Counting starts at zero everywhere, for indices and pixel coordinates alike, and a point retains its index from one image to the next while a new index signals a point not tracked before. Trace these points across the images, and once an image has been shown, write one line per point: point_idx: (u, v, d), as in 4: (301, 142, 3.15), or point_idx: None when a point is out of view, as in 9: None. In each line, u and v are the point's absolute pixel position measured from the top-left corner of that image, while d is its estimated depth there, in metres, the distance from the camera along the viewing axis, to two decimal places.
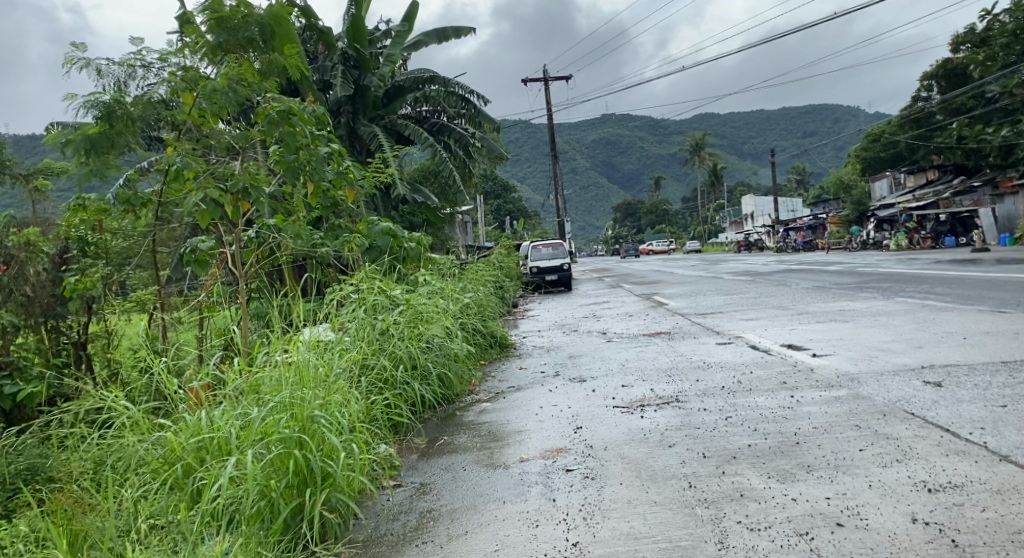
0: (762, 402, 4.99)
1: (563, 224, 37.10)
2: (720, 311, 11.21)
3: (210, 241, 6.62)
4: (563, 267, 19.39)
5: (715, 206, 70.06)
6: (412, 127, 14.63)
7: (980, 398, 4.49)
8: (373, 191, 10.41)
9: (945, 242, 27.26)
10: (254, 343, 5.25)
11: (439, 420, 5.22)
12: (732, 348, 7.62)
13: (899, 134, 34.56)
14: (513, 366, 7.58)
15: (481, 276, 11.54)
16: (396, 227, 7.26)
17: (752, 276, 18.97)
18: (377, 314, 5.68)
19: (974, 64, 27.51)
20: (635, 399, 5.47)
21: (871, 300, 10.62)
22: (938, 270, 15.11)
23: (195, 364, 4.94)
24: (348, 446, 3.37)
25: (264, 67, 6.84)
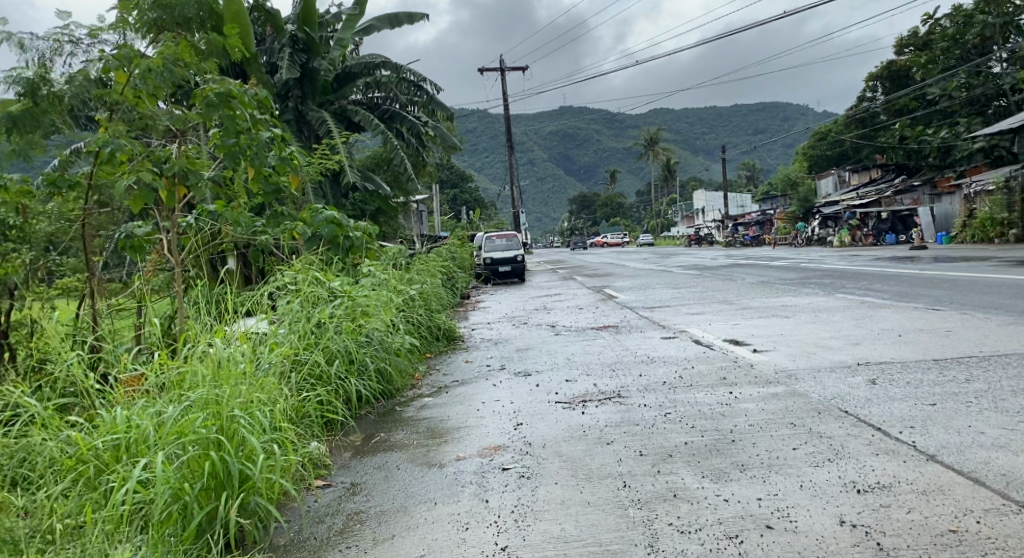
0: (702, 398, 5.00)
1: (518, 215, 37.06)
2: (668, 305, 11.29)
3: (143, 228, 6.39)
4: (516, 259, 19.34)
5: (669, 201, 70.84)
6: (363, 114, 14.37)
7: (911, 395, 4.56)
8: (319, 179, 10.19)
9: (886, 240, 27.97)
10: (186, 333, 5.07)
11: (376, 416, 5.13)
12: (676, 342, 7.67)
13: (845, 133, 35.35)
14: (458, 360, 7.50)
15: (431, 267, 11.41)
16: (339, 216, 7.11)
17: (702, 270, 19.20)
18: (315, 307, 5.56)
19: (917, 66, 28.24)
20: (578, 394, 5.43)
21: (813, 296, 10.81)
22: (880, 267, 15.47)
23: (121, 355, 4.75)
24: (270, 447, 3.27)
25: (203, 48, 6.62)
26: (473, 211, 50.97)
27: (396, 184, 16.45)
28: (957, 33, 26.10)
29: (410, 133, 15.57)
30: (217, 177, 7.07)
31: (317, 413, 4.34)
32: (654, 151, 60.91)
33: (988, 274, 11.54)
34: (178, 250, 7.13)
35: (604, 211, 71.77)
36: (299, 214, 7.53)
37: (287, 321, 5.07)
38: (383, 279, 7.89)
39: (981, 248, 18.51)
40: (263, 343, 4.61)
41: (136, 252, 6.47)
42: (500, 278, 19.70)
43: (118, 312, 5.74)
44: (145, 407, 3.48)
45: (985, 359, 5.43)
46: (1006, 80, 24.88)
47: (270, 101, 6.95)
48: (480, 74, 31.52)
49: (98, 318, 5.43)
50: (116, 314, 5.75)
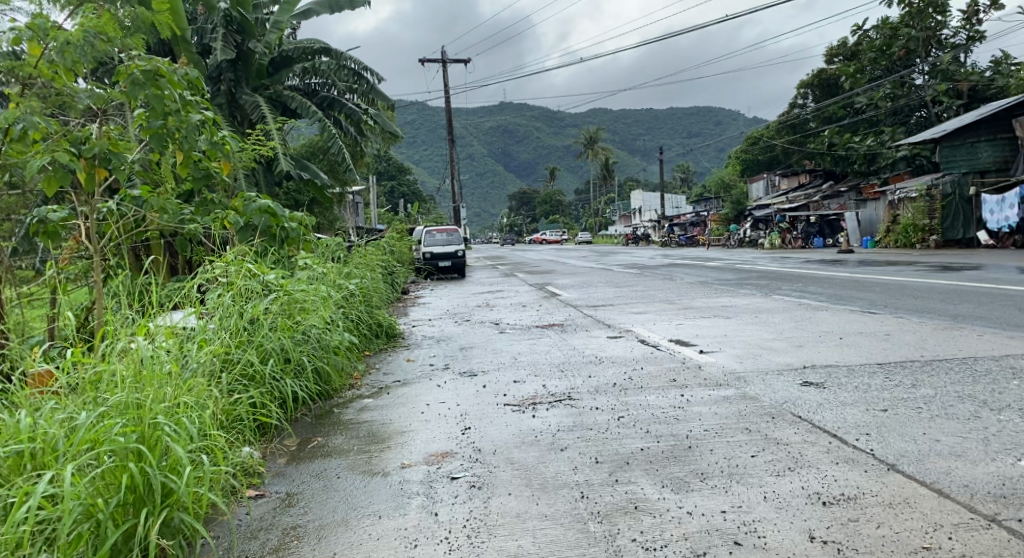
0: (654, 401, 4.88)
1: (457, 210, 36.66)
2: (610, 303, 11.23)
3: (60, 212, 5.93)
4: (456, 254, 19.05)
5: (606, 200, 71.43)
6: (299, 100, 13.88)
7: (862, 400, 4.52)
8: (252, 165, 9.73)
9: (814, 243, 28.37)
10: (105, 327, 4.70)
11: (312, 419, 4.83)
12: (622, 342, 7.57)
13: (778, 138, 36.20)
14: (399, 358, 7.22)
15: (370, 261, 11.10)
16: (275, 206, 6.76)
17: (641, 269, 19.30)
18: (250, 302, 5.23)
19: (845, 75, 28.94)
20: (526, 397, 5.24)
21: (751, 297, 10.89)
22: (812, 269, 15.78)
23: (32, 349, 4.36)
24: (197, 457, 2.98)
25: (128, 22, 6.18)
26: (410, 205, 50.33)
27: (334, 175, 15.99)
28: (884, 45, 26.96)
29: (349, 123, 15.14)
30: (142, 161, 6.64)
31: (250, 417, 4.05)
32: (593, 150, 61.33)
33: (916, 278, 11.84)
34: (98, 237, 6.66)
35: (542, 208, 71.92)
36: (232, 203, 7.14)
37: (218, 316, 4.74)
38: (321, 274, 7.55)
39: (906, 253, 19.11)
40: (191, 340, 4.28)
41: (51, 239, 5.99)
42: (440, 273, 19.39)
43: (30, 302, 5.29)
44: (54, 410, 3.13)
45: (927, 363, 5.45)
46: (929, 91, 25.79)
47: (202, 82, 6.54)
48: (421, 66, 30.99)
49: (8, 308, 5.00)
50: (27, 304, 5.31)
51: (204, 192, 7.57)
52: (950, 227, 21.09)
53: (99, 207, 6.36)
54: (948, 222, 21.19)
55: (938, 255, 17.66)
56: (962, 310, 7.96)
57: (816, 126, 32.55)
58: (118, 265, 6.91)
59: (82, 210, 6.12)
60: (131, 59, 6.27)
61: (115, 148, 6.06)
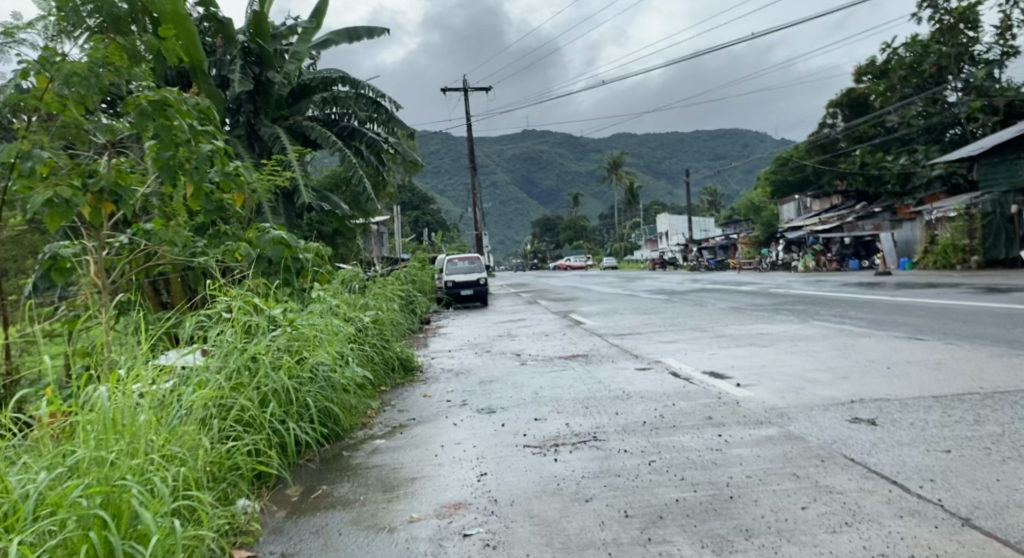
0: (689, 442, 4.47)
1: (481, 237, 36.35)
2: (638, 332, 10.79)
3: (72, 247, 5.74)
4: (480, 281, 18.69)
5: (632, 225, 70.91)
6: (320, 130, 13.69)
7: (921, 440, 4.06)
8: (268, 195, 9.51)
9: (849, 265, 27.90)
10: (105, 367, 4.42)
11: (319, 464, 4.50)
12: (651, 374, 7.15)
13: (806, 159, 35.59)
14: (415, 394, 6.85)
15: (390, 291, 10.85)
16: (288, 237, 6.49)
17: (669, 294, 18.83)
18: (254, 340, 4.94)
19: (875, 95, 28.41)
20: (548, 437, 4.86)
21: (787, 323, 10.40)
22: (848, 293, 15.19)
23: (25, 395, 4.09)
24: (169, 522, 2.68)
25: (135, 51, 5.99)
26: (435, 233, 50.16)
27: (357, 205, 15.80)
28: (914, 63, 26.40)
29: (370, 152, 14.99)
30: (155, 194, 6.43)
31: (247, 465, 3.73)
32: (617, 176, 60.99)
33: (961, 301, 11.27)
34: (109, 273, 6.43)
35: (567, 235, 71.37)
36: (245, 235, 6.91)
37: (217, 357, 4.45)
38: (335, 307, 7.26)
39: (945, 275, 18.41)
40: (186, 382, 4.00)
41: (61, 276, 5.74)
42: (464, 301, 19.09)
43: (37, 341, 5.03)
44: (22, 468, 2.87)
45: (988, 396, 4.96)
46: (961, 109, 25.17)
47: (214, 112, 6.33)
48: (444, 95, 30.91)
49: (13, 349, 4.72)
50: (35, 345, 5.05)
51: (217, 225, 7.35)
52: (991, 246, 20.53)
53: (111, 242, 6.16)
54: (989, 241, 20.59)
55: (980, 276, 16.97)
56: (1017, 335, 7.43)
57: (846, 146, 31.95)
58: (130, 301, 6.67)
59: (93, 244, 5.91)
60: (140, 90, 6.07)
61: (123, 181, 5.85)
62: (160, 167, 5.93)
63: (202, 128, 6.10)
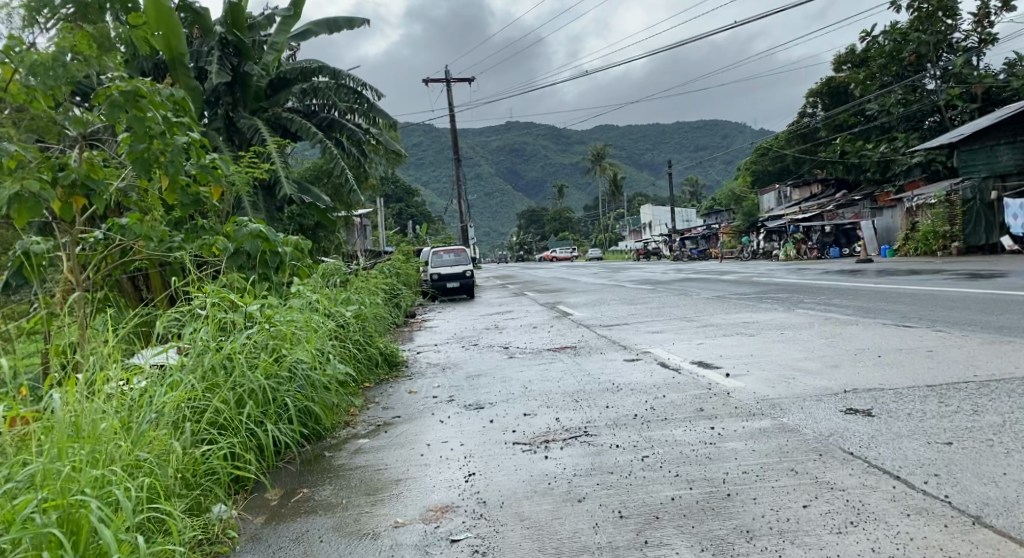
0: (683, 437, 4.33)
1: (465, 230, 36.08)
2: (624, 323, 10.67)
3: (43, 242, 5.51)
4: (464, 273, 18.49)
5: (614, 216, 70.89)
6: (300, 122, 13.40)
7: (920, 431, 3.95)
8: (247, 188, 9.27)
9: (831, 253, 28.00)
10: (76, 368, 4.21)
11: (300, 466, 4.33)
12: (640, 365, 7.03)
13: (788, 148, 35.64)
14: (399, 390, 6.68)
15: (374, 285, 10.67)
16: (267, 230, 6.27)
17: (654, 284, 18.75)
18: (232, 340, 4.75)
19: (855, 83, 28.44)
20: (538, 433, 4.71)
21: (774, 312, 10.32)
22: (832, 281, 15.16)
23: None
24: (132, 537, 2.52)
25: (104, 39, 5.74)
26: (418, 226, 49.78)
27: (339, 198, 15.57)
28: (894, 50, 26.44)
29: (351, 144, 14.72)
30: (128, 188, 6.20)
31: (223, 470, 3.55)
32: (600, 166, 60.86)
33: (945, 287, 11.25)
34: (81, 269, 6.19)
35: (551, 226, 71.25)
36: (223, 230, 6.69)
37: (192, 357, 4.26)
38: (316, 302, 7.06)
39: (929, 262, 18.45)
40: (158, 383, 3.82)
41: (33, 274, 5.49)
42: (448, 294, 18.91)
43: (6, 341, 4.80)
44: None
45: (984, 384, 4.87)
46: (941, 97, 25.26)
47: (189, 104, 6.09)
48: (425, 87, 30.54)
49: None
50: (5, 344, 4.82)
51: (194, 219, 7.13)
52: (971, 232, 20.55)
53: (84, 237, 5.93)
54: (969, 227, 20.67)
55: (963, 263, 17.02)
56: (1005, 321, 7.38)
57: (826, 135, 32.01)
58: (104, 298, 6.43)
59: (63, 239, 5.67)
60: (110, 80, 5.83)
61: (95, 175, 5.62)
62: (133, 160, 5.70)
63: (177, 120, 5.84)
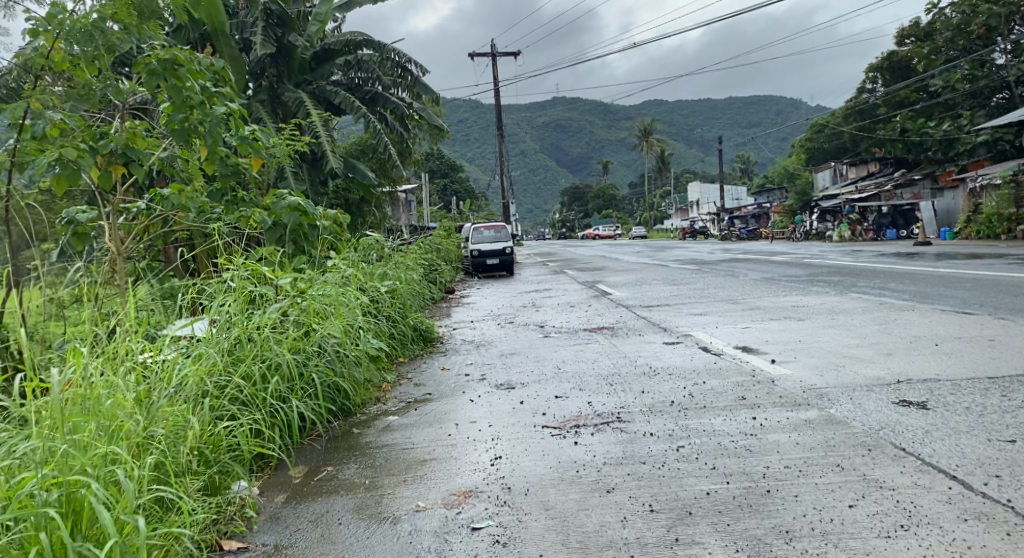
0: (722, 427, 4.13)
1: (508, 205, 35.87)
2: (666, 303, 10.41)
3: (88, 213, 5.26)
4: (506, 250, 18.33)
5: (662, 194, 69.93)
6: (343, 95, 13.28)
7: (979, 427, 3.68)
8: (285, 161, 9.24)
9: (886, 235, 27.06)
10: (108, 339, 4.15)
11: (325, 444, 4.24)
12: (680, 349, 6.80)
13: (844, 125, 34.48)
14: (432, 367, 6.58)
15: (411, 259, 10.62)
16: (305, 203, 6.17)
17: (699, 264, 18.37)
18: (262, 314, 4.66)
19: (918, 57, 27.24)
20: (569, 417, 4.56)
21: (823, 295, 9.93)
22: (887, 264, 14.59)
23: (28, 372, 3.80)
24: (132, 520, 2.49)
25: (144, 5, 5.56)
26: (463, 202, 49.72)
27: (383, 172, 15.52)
28: (961, 23, 25.22)
29: (394, 118, 14.63)
30: (168, 159, 6.14)
31: (244, 447, 3.47)
32: (648, 143, 59.89)
33: (1008, 273, 10.70)
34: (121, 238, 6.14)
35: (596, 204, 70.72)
36: (260, 202, 6.62)
37: (217, 331, 4.19)
38: (351, 276, 6.97)
39: (991, 245, 17.67)
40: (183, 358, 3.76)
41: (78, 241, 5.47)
42: (489, 271, 18.80)
43: None
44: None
45: None
46: (1010, 72, 24.05)
47: (229, 74, 5.97)
48: (471, 60, 30.20)
49: None
50: None
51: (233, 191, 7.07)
52: None
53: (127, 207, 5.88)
54: None
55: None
56: None
57: (885, 111, 30.83)
58: (144, 268, 6.40)
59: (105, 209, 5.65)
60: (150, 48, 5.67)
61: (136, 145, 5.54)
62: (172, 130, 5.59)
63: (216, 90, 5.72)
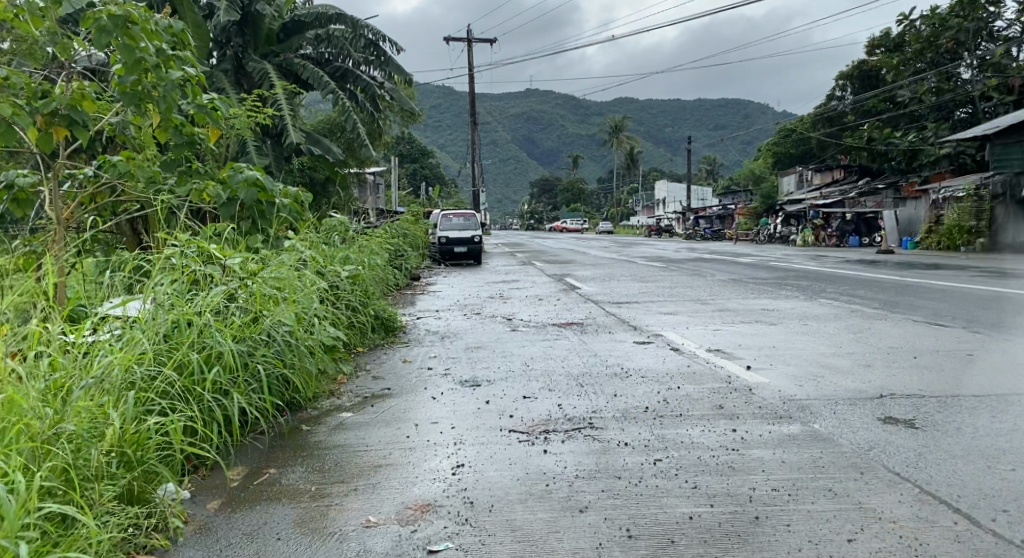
0: (701, 439, 3.85)
1: (477, 194, 35.36)
2: (635, 301, 10.17)
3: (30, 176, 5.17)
4: (473, 239, 17.99)
5: (629, 190, 70.04)
6: (311, 69, 12.78)
7: (975, 452, 3.46)
8: (248, 132, 8.77)
9: (849, 241, 27.08)
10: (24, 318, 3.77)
11: (271, 443, 3.89)
12: (652, 349, 6.54)
13: (812, 131, 34.64)
14: (393, 359, 6.22)
15: (376, 242, 10.30)
16: (263, 178, 5.74)
17: (667, 262, 18.21)
18: (206, 296, 4.27)
19: (888, 67, 27.39)
20: (538, 421, 4.25)
21: (794, 300, 9.75)
22: (854, 270, 14.56)
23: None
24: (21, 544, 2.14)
25: None
26: (431, 188, 49.12)
27: (351, 153, 14.96)
28: (931, 36, 25.21)
29: (366, 98, 14.06)
30: (118, 125, 5.72)
31: (175, 448, 3.10)
32: (617, 139, 59.67)
33: (977, 284, 10.65)
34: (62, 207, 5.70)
35: (564, 198, 70.76)
36: (215, 176, 6.17)
37: (156, 312, 3.80)
38: (308, 258, 6.51)
39: (952, 257, 17.84)
40: (112, 347, 3.37)
41: (18, 208, 5.31)
42: (455, 259, 18.43)
43: None
44: None
45: None
46: (977, 87, 24.22)
47: (188, 38, 5.50)
48: (444, 44, 29.53)
49: None
50: None
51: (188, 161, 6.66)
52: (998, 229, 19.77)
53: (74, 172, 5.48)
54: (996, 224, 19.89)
55: (990, 260, 16.34)
56: None
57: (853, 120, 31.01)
58: (91, 243, 5.96)
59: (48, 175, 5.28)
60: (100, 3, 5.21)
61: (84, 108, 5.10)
62: (124, 93, 5.15)
63: (171, 52, 5.27)
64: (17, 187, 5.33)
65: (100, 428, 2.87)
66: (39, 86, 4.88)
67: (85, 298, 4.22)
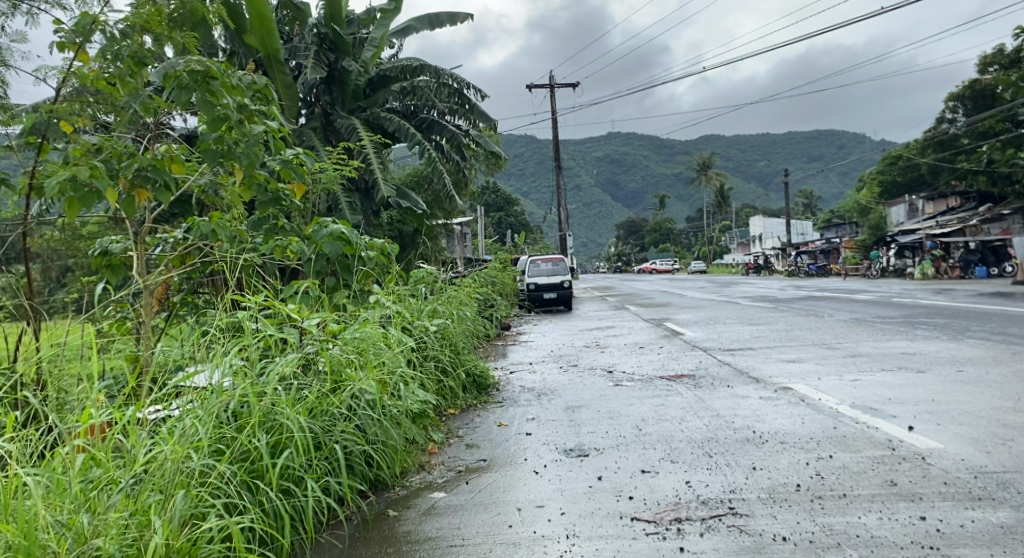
0: (884, 533, 3.02)
1: (565, 238, 34.57)
2: (749, 348, 9.19)
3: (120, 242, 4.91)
4: (564, 284, 17.33)
5: (720, 228, 67.97)
6: (398, 122, 12.55)
7: None
8: (332, 187, 8.42)
9: (975, 271, 24.71)
10: (95, 400, 3.32)
11: (351, 536, 3.32)
12: (783, 406, 5.67)
13: (920, 158, 32.50)
14: (487, 423, 5.55)
15: (466, 291, 9.86)
16: (349, 231, 5.27)
17: (773, 302, 16.96)
18: (281, 365, 3.75)
19: (1006, 85, 25.26)
20: (667, 506, 3.51)
21: (937, 342, 8.56)
22: (991, 305, 13.01)
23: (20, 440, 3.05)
24: None
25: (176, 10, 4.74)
26: (516, 235, 48.80)
27: (438, 204, 14.70)
28: None
29: (452, 148, 13.79)
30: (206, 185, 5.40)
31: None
32: (706, 177, 58.15)
33: None
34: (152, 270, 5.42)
35: (652, 238, 69.41)
36: (302, 231, 5.78)
37: (226, 385, 3.32)
38: (394, 315, 5.98)
39: None
40: (170, 439, 2.91)
41: (113, 274, 5.10)
42: (546, 306, 17.76)
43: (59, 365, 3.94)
44: None
45: None
46: None
47: (272, 91, 5.08)
48: (528, 91, 29.17)
49: (35, 378, 3.67)
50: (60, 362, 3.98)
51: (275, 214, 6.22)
52: None
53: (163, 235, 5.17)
54: None
55: None
56: None
57: (968, 143, 28.82)
58: (180, 303, 5.62)
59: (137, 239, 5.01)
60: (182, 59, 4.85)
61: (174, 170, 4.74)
62: (204, 150, 4.74)
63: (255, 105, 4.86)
64: (112, 254, 5.11)
65: (138, 545, 2.51)
66: (126, 150, 4.55)
67: (162, 372, 3.85)
